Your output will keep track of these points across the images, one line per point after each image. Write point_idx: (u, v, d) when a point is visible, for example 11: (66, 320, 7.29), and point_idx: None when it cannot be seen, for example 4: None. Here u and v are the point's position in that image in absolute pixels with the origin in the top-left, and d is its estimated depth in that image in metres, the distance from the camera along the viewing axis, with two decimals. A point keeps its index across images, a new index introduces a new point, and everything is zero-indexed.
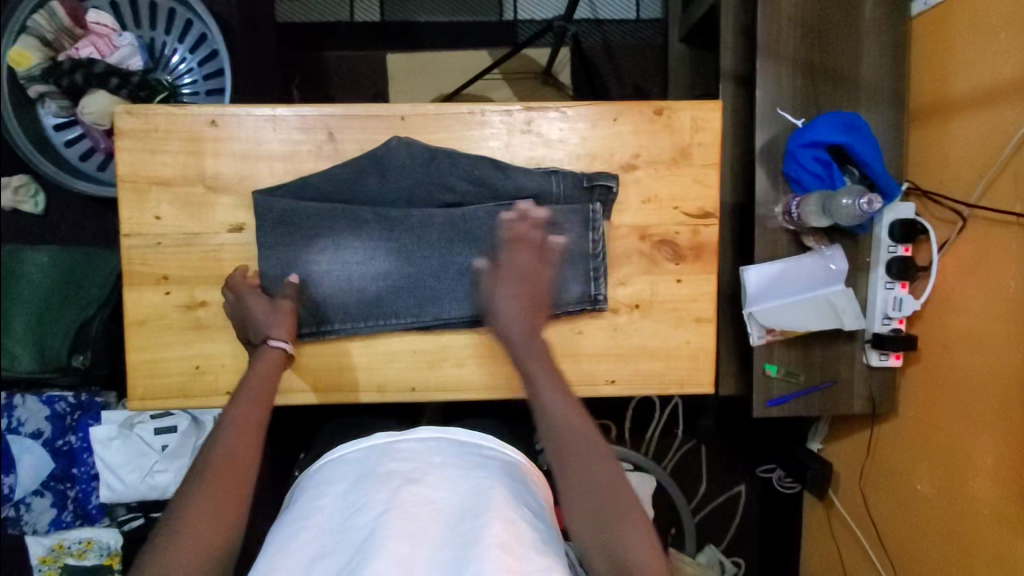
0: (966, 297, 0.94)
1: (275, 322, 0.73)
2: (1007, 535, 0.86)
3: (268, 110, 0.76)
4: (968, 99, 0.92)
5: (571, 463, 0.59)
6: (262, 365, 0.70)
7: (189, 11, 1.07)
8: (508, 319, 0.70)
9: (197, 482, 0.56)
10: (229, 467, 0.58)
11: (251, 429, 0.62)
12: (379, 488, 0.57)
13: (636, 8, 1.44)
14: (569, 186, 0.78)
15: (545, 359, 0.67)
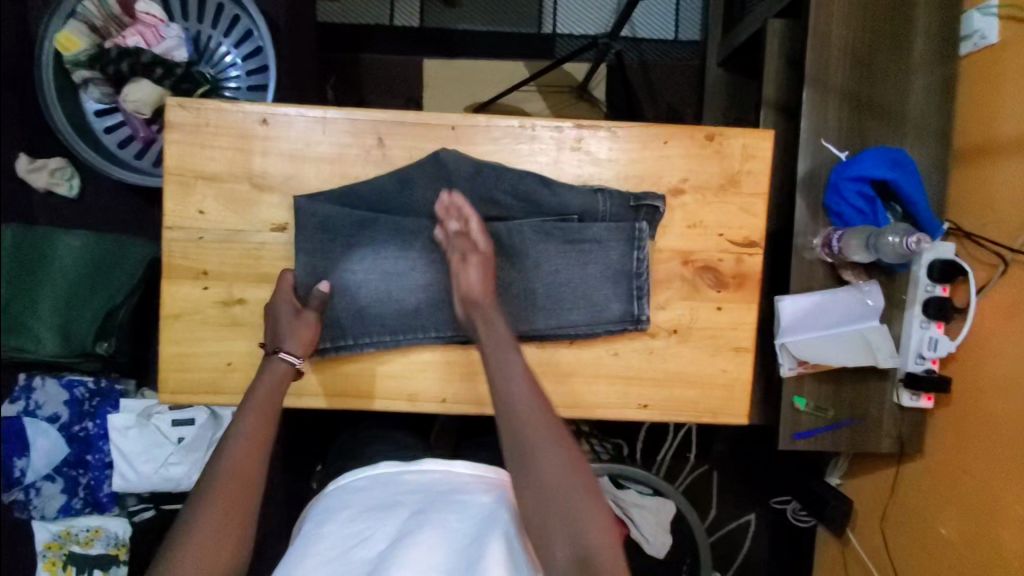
0: (1003, 341, 0.93)
1: (295, 336, 0.73)
2: None
3: (319, 111, 0.76)
4: (1015, 142, 0.90)
5: (532, 450, 0.62)
6: (269, 380, 0.70)
7: (236, 7, 1.07)
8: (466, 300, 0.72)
9: (205, 501, 0.60)
10: (233, 490, 0.61)
11: (258, 442, 0.65)
12: (385, 516, 0.63)
13: (674, 29, 1.44)
14: (615, 205, 0.77)
15: (505, 338, 0.69)
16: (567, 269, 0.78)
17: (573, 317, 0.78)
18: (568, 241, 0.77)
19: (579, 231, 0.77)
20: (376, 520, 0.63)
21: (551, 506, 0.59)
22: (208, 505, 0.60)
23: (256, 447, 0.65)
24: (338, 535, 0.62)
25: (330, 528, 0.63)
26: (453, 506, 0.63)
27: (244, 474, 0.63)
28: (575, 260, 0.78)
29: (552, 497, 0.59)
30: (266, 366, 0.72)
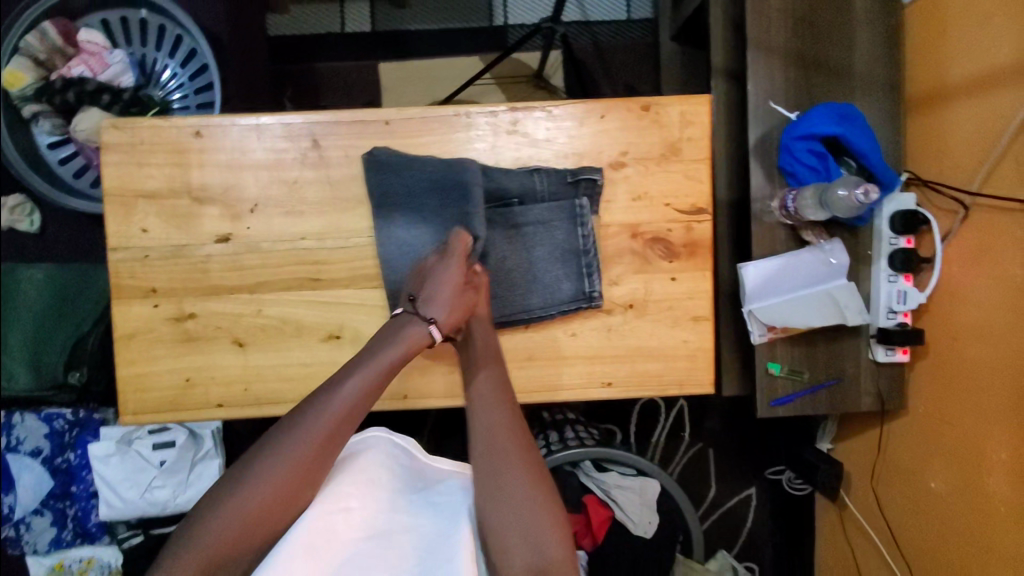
0: (971, 287, 0.92)
1: (454, 307, 0.71)
2: None
3: (252, 118, 0.76)
4: (966, 85, 0.89)
5: (499, 468, 0.62)
6: (415, 343, 0.68)
7: (177, 27, 1.08)
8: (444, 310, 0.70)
9: (231, 500, 0.57)
10: (275, 505, 0.58)
11: (331, 454, 0.60)
12: (371, 497, 0.60)
13: (626, 9, 1.43)
14: (554, 183, 0.76)
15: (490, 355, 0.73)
16: (514, 254, 0.78)
17: (525, 301, 0.77)
18: (511, 226, 0.77)
19: (521, 214, 0.76)
20: (364, 498, 0.60)
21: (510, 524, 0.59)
22: (237, 507, 0.57)
23: (320, 452, 0.60)
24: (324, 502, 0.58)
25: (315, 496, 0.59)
26: (431, 505, 0.62)
27: (304, 488, 0.59)
28: (521, 245, 0.78)
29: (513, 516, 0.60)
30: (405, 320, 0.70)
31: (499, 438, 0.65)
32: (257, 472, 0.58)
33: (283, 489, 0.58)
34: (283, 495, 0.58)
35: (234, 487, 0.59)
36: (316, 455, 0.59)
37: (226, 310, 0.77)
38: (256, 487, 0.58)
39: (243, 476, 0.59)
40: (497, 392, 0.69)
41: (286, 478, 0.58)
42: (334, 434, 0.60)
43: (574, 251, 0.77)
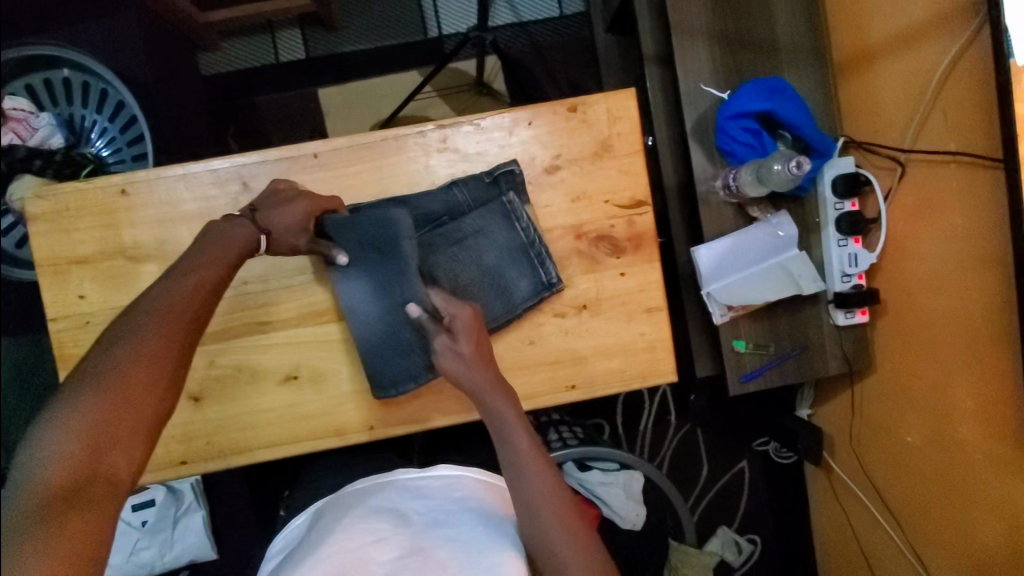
0: (918, 242, 0.93)
1: (285, 224, 0.69)
2: (1003, 476, 0.84)
3: (178, 169, 0.74)
4: (886, 46, 0.91)
5: (527, 497, 0.59)
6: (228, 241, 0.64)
7: (100, 80, 1.06)
8: (283, 230, 0.68)
9: (78, 395, 0.50)
10: (133, 378, 0.52)
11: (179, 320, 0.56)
12: (404, 523, 0.59)
13: (557, 5, 1.43)
14: (473, 189, 0.77)
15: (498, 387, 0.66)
16: (465, 267, 0.77)
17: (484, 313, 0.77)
18: (453, 244, 0.77)
19: (456, 230, 0.77)
20: (395, 526, 0.58)
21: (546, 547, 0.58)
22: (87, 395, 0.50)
23: (182, 318, 0.57)
24: (354, 533, 0.57)
25: (346, 530, 0.57)
26: (473, 517, 0.60)
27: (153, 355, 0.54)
28: (468, 259, 0.77)
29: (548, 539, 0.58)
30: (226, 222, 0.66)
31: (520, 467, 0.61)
32: (112, 359, 0.52)
33: (152, 374, 0.53)
34: (151, 375, 0.53)
35: (80, 387, 0.50)
36: (177, 320, 0.56)
37: None
38: (109, 372, 0.51)
39: (93, 371, 0.51)
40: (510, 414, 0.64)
41: (130, 354, 0.53)
42: (190, 317, 0.57)
43: (521, 252, 0.77)
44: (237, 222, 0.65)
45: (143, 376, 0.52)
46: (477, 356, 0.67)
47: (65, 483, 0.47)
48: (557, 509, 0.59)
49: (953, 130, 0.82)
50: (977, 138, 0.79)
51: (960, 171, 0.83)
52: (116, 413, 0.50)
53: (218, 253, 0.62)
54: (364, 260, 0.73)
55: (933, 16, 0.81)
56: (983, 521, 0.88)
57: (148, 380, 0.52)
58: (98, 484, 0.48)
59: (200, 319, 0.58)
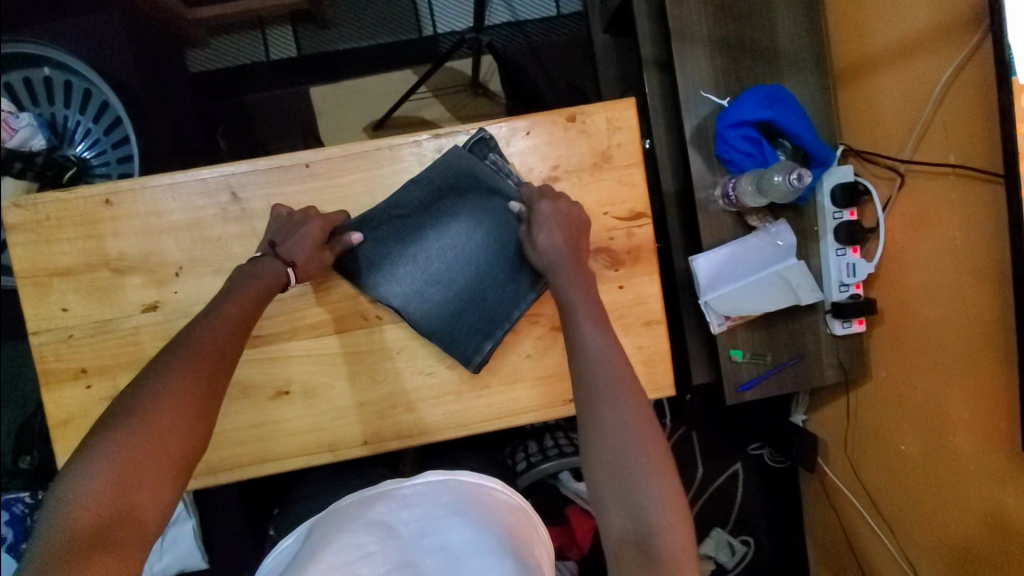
0: (914, 253, 0.93)
1: (303, 251, 0.68)
2: (997, 486, 0.84)
3: (165, 178, 0.72)
4: (886, 55, 0.90)
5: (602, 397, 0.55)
6: (263, 279, 0.66)
7: (84, 80, 1.03)
8: (304, 254, 0.68)
9: (108, 437, 0.49)
10: (164, 420, 0.51)
11: (210, 358, 0.57)
12: (389, 535, 0.58)
13: (555, 4, 1.41)
14: (445, 171, 0.74)
15: (590, 295, 0.64)
16: (480, 234, 0.75)
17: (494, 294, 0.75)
18: (458, 218, 0.75)
19: (452, 208, 0.75)
20: (381, 539, 0.57)
21: (610, 453, 0.52)
22: (117, 437, 0.49)
23: (212, 357, 0.57)
24: (339, 549, 0.55)
25: (335, 544, 0.56)
26: (461, 519, 0.58)
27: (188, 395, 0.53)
28: (483, 226, 0.75)
29: (615, 448, 0.52)
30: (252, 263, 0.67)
31: (600, 368, 0.57)
32: (142, 401, 0.51)
33: (182, 413, 0.52)
34: (184, 416, 0.52)
35: (107, 429, 0.49)
36: (210, 358, 0.57)
37: None
38: (144, 412, 0.50)
39: (122, 413, 0.50)
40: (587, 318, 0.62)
41: (163, 394, 0.52)
42: (216, 354, 0.57)
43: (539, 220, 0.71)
44: (262, 261, 0.67)
45: (173, 415, 0.51)
46: (570, 251, 0.69)
47: (92, 524, 0.45)
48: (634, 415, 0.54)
49: (952, 143, 0.81)
50: (976, 152, 0.78)
51: (958, 184, 0.82)
52: (146, 451, 0.49)
53: (246, 288, 0.64)
54: (458, 205, 0.75)
55: (935, 26, 0.80)
56: (979, 531, 0.88)
57: (177, 418, 0.52)
58: (122, 526, 0.46)
59: (226, 360, 0.58)
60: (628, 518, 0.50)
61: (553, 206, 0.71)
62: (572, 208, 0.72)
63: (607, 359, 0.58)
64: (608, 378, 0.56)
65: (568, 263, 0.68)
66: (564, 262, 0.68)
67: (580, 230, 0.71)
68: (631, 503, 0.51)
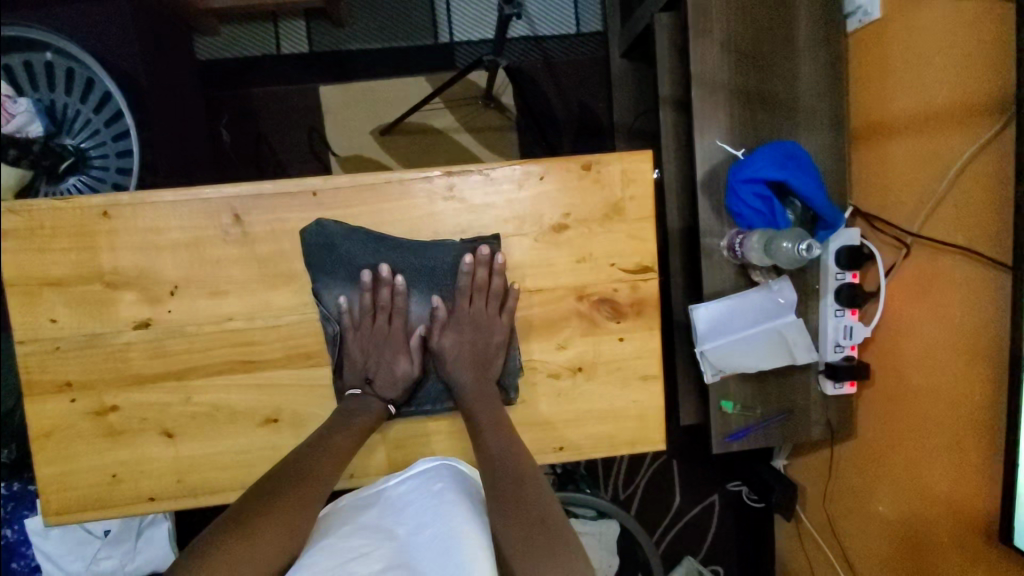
0: (914, 322, 0.93)
1: (393, 381, 0.75)
2: (978, 530, 0.84)
3: (165, 194, 0.70)
4: (905, 123, 0.89)
5: (509, 494, 0.60)
6: (367, 418, 0.71)
7: (87, 69, 0.97)
8: (395, 386, 0.75)
9: (220, 542, 0.54)
10: (263, 534, 0.56)
11: (305, 480, 0.62)
12: (382, 535, 0.58)
13: (575, 22, 1.39)
14: (451, 257, 0.74)
15: (495, 411, 0.71)
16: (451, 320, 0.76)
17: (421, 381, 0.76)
18: (437, 292, 0.76)
19: (443, 280, 0.75)
20: (372, 539, 0.57)
21: (523, 548, 0.55)
22: (230, 540, 0.55)
23: (297, 479, 0.62)
24: (332, 550, 0.55)
25: (325, 550, 0.56)
26: (455, 504, 0.59)
27: (292, 517, 0.59)
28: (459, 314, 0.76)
29: (519, 538, 0.56)
30: (359, 403, 0.72)
31: (506, 470, 0.63)
32: (253, 518, 0.57)
33: (280, 527, 0.57)
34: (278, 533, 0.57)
35: (210, 544, 0.54)
36: (293, 479, 0.62)
37: (151, 400, 0.72)
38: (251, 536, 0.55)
39: (225, 527, 0.56)
40: (499, 428, 0.68)
41: (263, 513, 0.58)
42: (311, 475, 0.63)
43: (483, 294, 0.75)
44: (364, 399, 0.72)
45: (270, 532, 0.56)
46: (473, 375, 0.74)
47: None
48: (541, 513, 0.58)
49: (962, 223, 0.81)
50: (983, 238, 0.78)
51: (963, 263, 0.82)
52: (240, 552, 0.54)
53: (358, 420, 0.70)
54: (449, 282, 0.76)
55: (959, 104, 0.79)
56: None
57: (273, 528, 0.57)
58: None
59: (321, 475, 0.64)
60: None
61: (496, 336, 0.75)
62: (504, 319, 0.75)
63: (512, 459, 0.65)
64: (519, 492, 0.61)
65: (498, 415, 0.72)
66: (473, 384, 0.73)
67: (493, 356, 0.75)
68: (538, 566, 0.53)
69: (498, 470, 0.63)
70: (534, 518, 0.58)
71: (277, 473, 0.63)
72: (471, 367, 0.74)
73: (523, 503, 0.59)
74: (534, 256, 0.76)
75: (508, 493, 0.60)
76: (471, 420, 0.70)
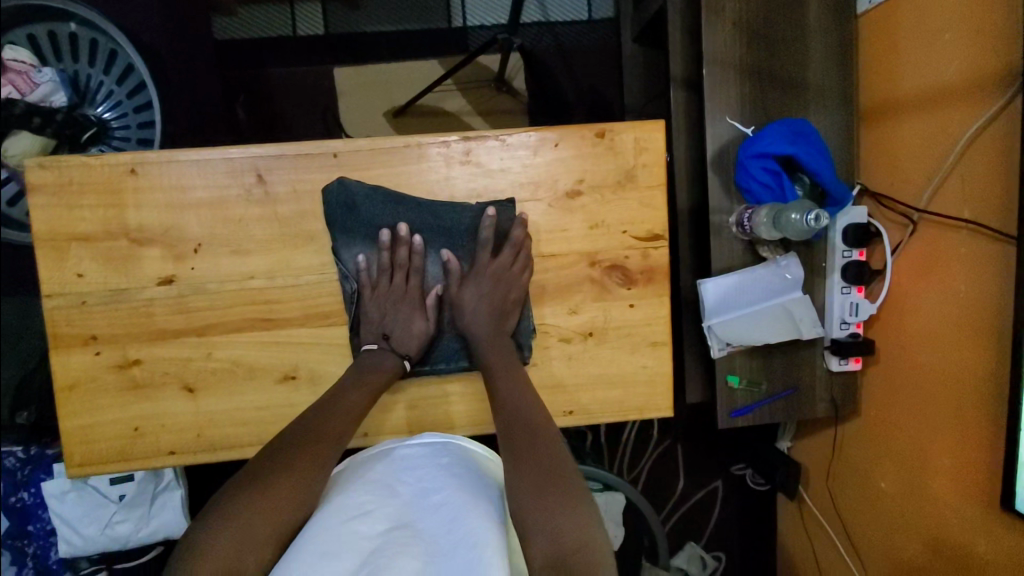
0: (919, 299, 0.94)
1: (410, 337, 0.76)
2: (979, 502, 0.85)
3: (190, 154, 0.72)
4: (913, 101, 0.91)
5: (526, 449, 0.61)
6: (384, 373, 0.73)
7: (111, 41, 1.01)
8: (411, 342, 0.76)
9: (240, 500, 0.56)
10: (280, 493, 0.56)
11: (322, 442, 0.63)
12: (391, 495, 0.59)
13: (587, 8, 1.40)
14: (469, 217, 0.76)
15: (511, 364, 0.73)
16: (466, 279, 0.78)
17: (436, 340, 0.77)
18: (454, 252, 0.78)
19: (460, 241, 0.77)
20: (380, 500, 0.58)
21: (537, 501, 0.56)
22: (250, 495, 0.56)
23: (317, 439, 0.63)
24: (342, 507, 0.56)
25: (334, 505, 0.57)
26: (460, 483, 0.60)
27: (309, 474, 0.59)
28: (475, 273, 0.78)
29: (535, 492, 0.57)
30: (376, 359, 0.74)
31: (524, 426, 0.64)
32: (270, 476, 0.58)
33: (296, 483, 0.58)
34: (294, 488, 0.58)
35: (230, 500, 0.56)
36: (313, 440, 0.63)
37: (172, 355, 0.74)
38: (266, 491, 0.57)
39: (244, 484, 0.58)
40: (520, 386, 0.70)
41: (282, 471, 0.59)
42: (327, 437, 0.63)
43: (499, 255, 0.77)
44: (380, 355, 0.74)
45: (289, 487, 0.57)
46: (489, 325, 0.76)
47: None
48: (557, 471, 0.59)
49: (968, 197, 0.83)
50: (988, 210, 0.79)
51: (969, 239, 0.83)
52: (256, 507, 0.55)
53: (373, 378, 0.72)
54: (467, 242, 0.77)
55: (967, 79, 0.81)
56: (959, 553, 0.89)
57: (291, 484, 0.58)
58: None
59: (336, 436, 0.64)
60: (552, 548, 0.53)
61: (509, 294, 0.76)
62: (522, 278, 0.76)
63: (529, 415, 0.66)
64: (536, 447, 0.62)
65: (504, 370, 0.73)
66: (488, 337, 0.75)
67: (509, 312, 0.77)
68: (552, 519, 0.54)
69: (516, 425, 0.64)
70: (550, 475, 0.58)
71: (295, 431, 0.64)
72: (488, 318, 0.76)
73: (539, 458, 0.60)
74: (547, 221, 0.77)
75: (525, 446, 0.62)
76: (488, 372, 0.72)
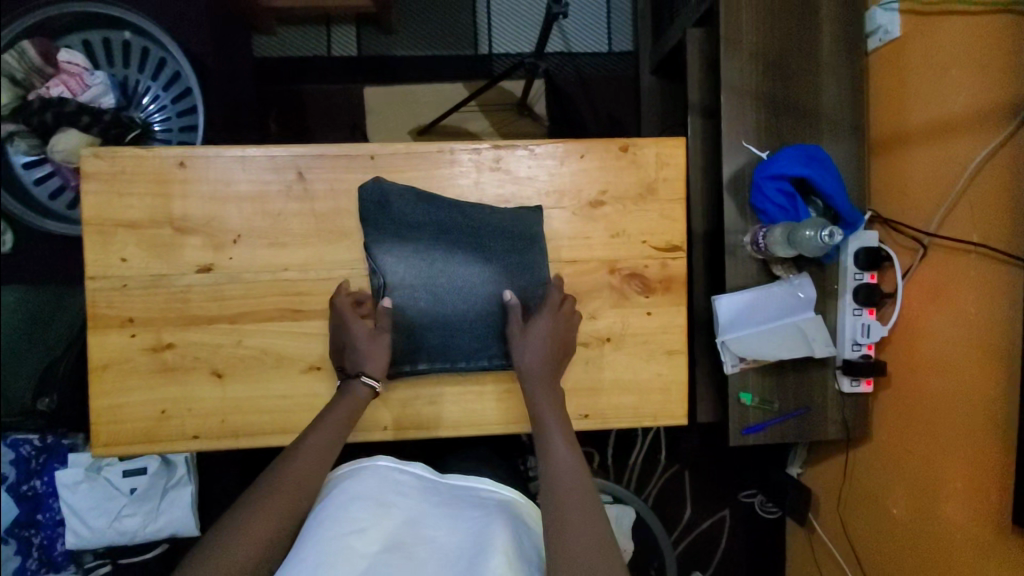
0: (930, 323, 0.96)
1: (371, 356, 0.74)
2: (988, 523, 0.85)
3: (236, 150, 0.76)
4: (922, 132, 0.95)
5: (556, 466, 0.65)
6: (351, 401, 0.72)
7: (162, 50, 1.07)
8: (372, 364, 0.74)
9: (248, 509, 0.60)
10: (279, 498, 0.61)
11: (324, 451, 0.67)
12: (385, 513, 0.60)
13: (607, 40, 1.48)
14: (505, 222, 0.79)
15: (552, 384, 0.75)
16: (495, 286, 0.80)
17: (458, 339, 0.79)
18: (483, 257, 0.79)
19: (491, 247, 0.79)
20: (375, 514, 0.59)
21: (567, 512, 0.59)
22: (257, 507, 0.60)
23: (320, 450, 0.67)
24: (337, 521, 0.57)
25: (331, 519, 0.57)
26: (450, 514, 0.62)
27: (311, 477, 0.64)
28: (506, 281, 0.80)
29: (569, 505, 0.60)
30: (345, 391, 0.73)
31: (552, 444, 0.68)
32: (274, 483, 0.62)
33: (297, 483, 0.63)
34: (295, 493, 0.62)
35: (239, 506, 0.61)
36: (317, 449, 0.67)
37: (204, 340, 0.77)
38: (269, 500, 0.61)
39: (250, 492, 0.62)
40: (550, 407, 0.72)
41: (289, 479, 0.63)
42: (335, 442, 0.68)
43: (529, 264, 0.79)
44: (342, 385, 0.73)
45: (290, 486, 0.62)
46: (546, 367, 0.75)
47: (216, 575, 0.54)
48: (579, 487, 0.63)
49: (977, 221, 0.86)
50: (996, 233, 0.82)
51: (979, 262, 0.86)
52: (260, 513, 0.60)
53: (341, 412, 0.71)
54: (502, 253, 0.79)
55: (975, 110, 0.85)
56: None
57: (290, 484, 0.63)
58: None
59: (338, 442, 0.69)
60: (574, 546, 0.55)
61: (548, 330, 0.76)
62: (557, 296, 0.79)
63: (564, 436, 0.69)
64: (565, 462, 0.65)
65: (542, 366, 0.75)
66: (539, 374, 0.75)
67: (562, 361, 0.78)
68: (578, 527, 0.58)
69: (551, 440, 0.68)
70: (574, 492, 0.62)
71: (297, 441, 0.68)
72: (544, 364, 0.75)
73: (566, 472, 0.64)
74: (571, 228, 0.81)
75: (557, 460, 0.65)
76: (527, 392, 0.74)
